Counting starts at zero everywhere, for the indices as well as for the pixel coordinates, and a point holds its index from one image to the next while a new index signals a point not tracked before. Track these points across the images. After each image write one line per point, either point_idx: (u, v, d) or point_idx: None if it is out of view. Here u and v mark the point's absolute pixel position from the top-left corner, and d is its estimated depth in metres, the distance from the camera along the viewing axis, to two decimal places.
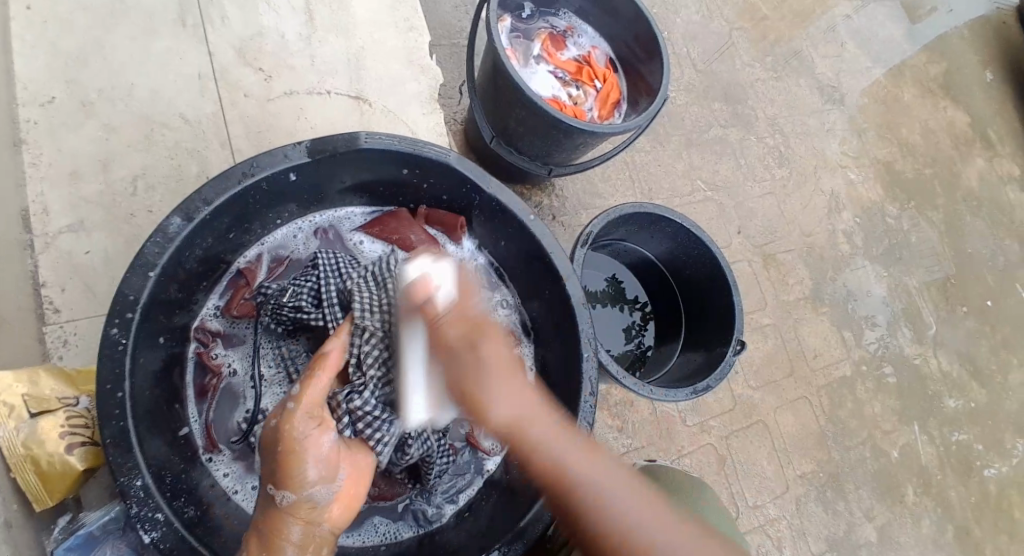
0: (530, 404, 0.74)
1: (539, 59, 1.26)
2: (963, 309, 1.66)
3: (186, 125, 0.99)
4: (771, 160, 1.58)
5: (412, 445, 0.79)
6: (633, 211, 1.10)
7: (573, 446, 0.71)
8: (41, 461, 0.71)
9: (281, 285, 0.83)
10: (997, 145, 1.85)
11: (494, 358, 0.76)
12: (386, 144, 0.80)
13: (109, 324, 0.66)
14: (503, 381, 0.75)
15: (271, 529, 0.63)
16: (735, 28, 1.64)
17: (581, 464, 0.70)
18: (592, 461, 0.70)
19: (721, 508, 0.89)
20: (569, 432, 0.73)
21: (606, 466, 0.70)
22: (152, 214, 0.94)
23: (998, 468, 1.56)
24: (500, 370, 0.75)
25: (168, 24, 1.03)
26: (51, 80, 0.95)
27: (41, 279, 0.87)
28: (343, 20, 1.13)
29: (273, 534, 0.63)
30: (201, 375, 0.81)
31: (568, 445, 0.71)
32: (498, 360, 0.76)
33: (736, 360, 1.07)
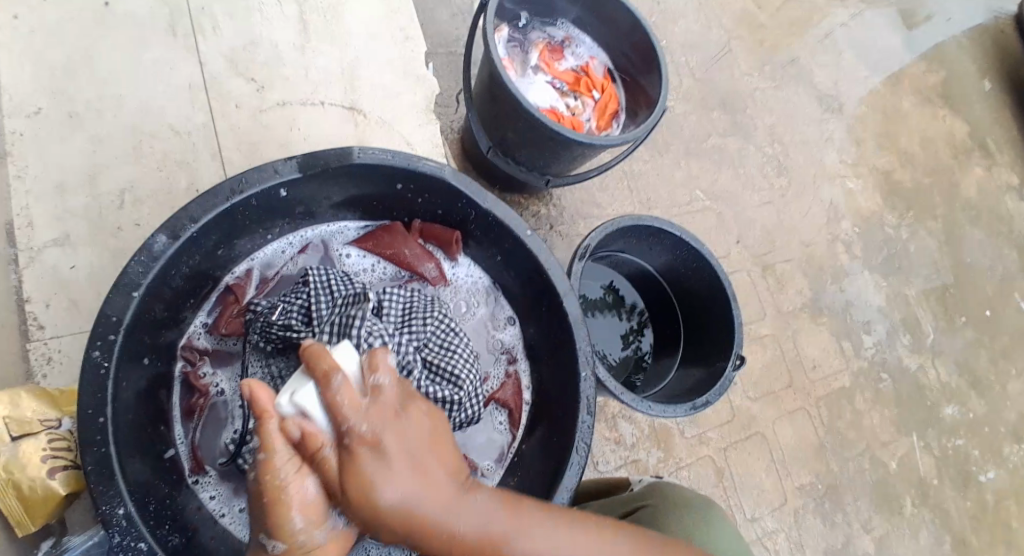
0: (447, 499, 0.58)
1: (536, 69, 1.24)
2: (962, 318, 1.65)
3: (176, 136, 0.97)
4: (770, 169, 1.57)
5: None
6: (632, 223, 1.09)
7: (511, 525, 0.59)
8: (22, 486, 0.69)
9: (271, 303, 0.81)
10: (995, 153, 1.84)
11: (393, 471, 0.56)
12: (379, 158, 0.78)
13: (91, 346, 0.64)
14: (408, 495, 0.57)
15: None
16: (733, 36, 1.63)
17: (521, 550, 0.59)
18: (532, 537, 0.59)
19: (731, 529, 0.86)
20: (503, 503, 0.60)
21: (549, 529, 0.60)
22: (140, 228, 0.92)
23: (996, 477, 1.55)
24: (402, 481, 0.57)
25: (158, 33, 1.01)
26: (37, 90, 0.93)
27: (26, 295, 0.85)
28: (337, 29, 1.11)
29: None
30: (188, 395, 0.79)
31: (505, 530, 0.59)
32: (400, 471, 0.57)
33: (735, 375, 1.06)
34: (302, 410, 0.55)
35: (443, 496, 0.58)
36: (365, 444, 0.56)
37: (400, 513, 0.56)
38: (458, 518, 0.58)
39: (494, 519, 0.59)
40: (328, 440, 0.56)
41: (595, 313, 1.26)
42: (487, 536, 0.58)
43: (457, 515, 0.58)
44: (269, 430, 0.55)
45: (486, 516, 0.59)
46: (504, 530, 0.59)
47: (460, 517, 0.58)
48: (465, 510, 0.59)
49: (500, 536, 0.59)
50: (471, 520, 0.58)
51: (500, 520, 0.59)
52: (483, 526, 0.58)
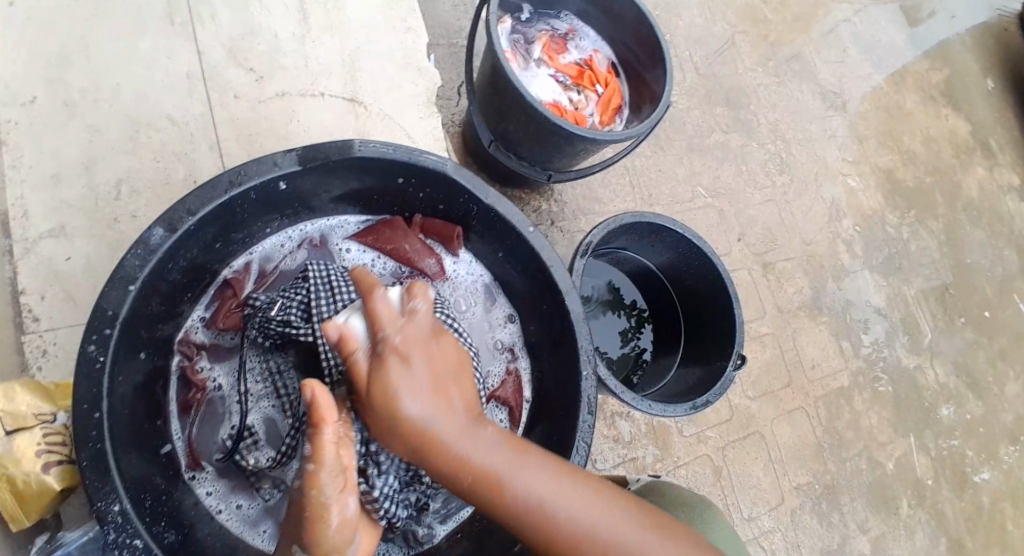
0: (461, 426, 0.60)
1: (540, 62, 1.22)
2: (961, 319, 1.65)
3: (174, 127, 0.96)
4: (772, 167, 1.56)
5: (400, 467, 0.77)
6: (634, 220, 1.08)
7: (518, 465, 0.60)
8: (16, 481, 0.68)
9: (270, 298, 0.80)
10: (998, 154, 1.83)
11: (417, 386, 0.59)
12: (381, 152, 0.77)
13: (87, 340, 0.63)
14: (426, 413, 0.59)
15: None
16: (737, 31, 1.61)
17: (524, 490, 0.59)
18: (537, 480, 0.60)
19: (730, 528, 0.85)
20: (514, 444, 0.61)
21: (555, 479, 0.60)
22: (137, 219, 0.91)
23: (990, 478, 1.55)
24: (422, 396, 0.59)
25: (157, 20, 0.99)
26: (33, 79, 0.92)
27: (20, 287, 0.84)
28: (338, 19, 1.10)
29: None
30: (185, 390, 0.78)
31: (510, 465, 0.60)
32: (423, 387, 0.60)
33: (736, 374, 1.05)
34: (348, 321, 0.61)
35: (459, 422, 0.60)
36: (396, 358, 0.59)
37: (416, 428, 0.59)
38: (468, 447, 0.59)
39: (503, 456, 0.60)
40: (361, 345, 0.60)
41: (595, 311, 1.25)
42: (493, 468, 0.59)
43: (467, 445, 0.60)
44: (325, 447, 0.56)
45: (495, 453, 0.60)
46: (509, 468, 0.59)
47: (470, 446, 0.60)
48: (476, 442, 0.60)
49: (505, 472, 0.59)
50: (479, 452, 0.60)
51: (508, 459, 0.60)
52: (489, 461, 0.59)
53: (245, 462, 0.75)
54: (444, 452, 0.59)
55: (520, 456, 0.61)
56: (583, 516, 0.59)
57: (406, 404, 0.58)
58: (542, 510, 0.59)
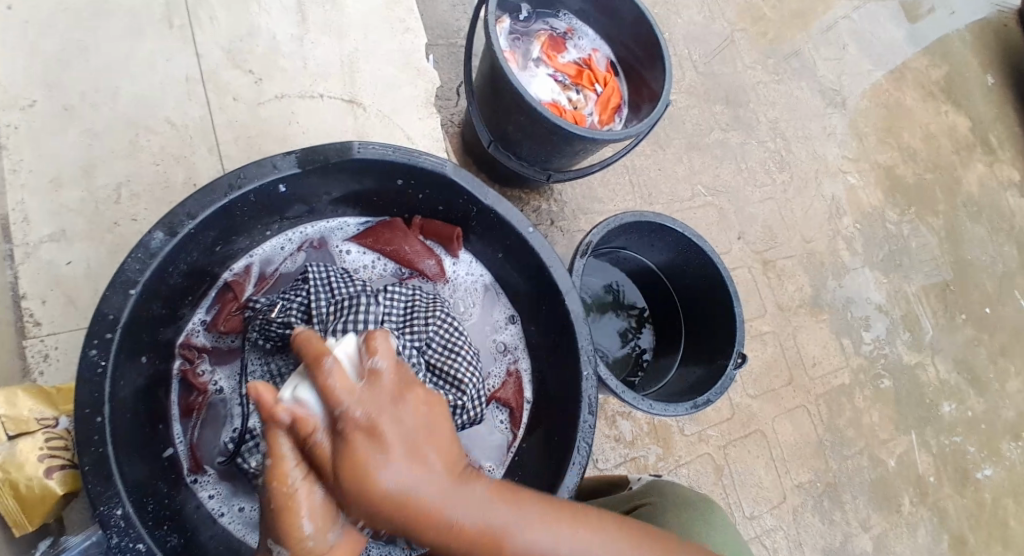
0: (446, 491, 0.51)
1: (538, 62, 1.22)
2: (962, 316, 1.65)
3: (174, 130, 0.96)
4: (772, 165, 1.56)
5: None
6: (633, 219, 1.08)
7: (518, 520, 0.52)
8: (19, 485, 0.68)
9: (270, 301, 0.80)
10: (998, 149, 1.83)
11: (390, 457, 0.50)
12: (379, 154, 0.77)
13: (88, 345, 0.63)
14: (407, 484, 0.50)
15: None
16: (736, 29, 1.61)
17: (532, 551, 0.52)
18: (541, 537, 0.52)
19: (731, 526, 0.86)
20: (506, 496, 0.53)
21: (559, 530, 0.53)
22: (137, 223, 0.91)
23: (992, 474, 1.55)
24: (401, 467, 0.50)
25: (155, 23, 0.99)
26: (33, 83, 0.92)
27: (21, 291, 0.84)
28: (337, 20, 1.10)
29: None
30: (187, 393, 0.79)
31: (511, 529, 0.52)
32: (399, 455, 0.50)
33: (737, 373, 1.05)
34: (296, 394, 0.50)
35: (446, 485, 0.51)
36: (361, 429, 0.50)
37: (401, 504, 0.50)
38: (461, 514, 0.51)
39: (501, 515, 0.52)
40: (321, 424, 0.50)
41: (595, 311, 1.24)
42: (493, 535, 0.51)
43: (458, 510, 0.51)
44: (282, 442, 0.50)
45: (491, 510, 0.52)
46: (509, 531, 0.51)
47: (463, 512, 0.51)
48: (467, 503, 0.51)
49: (506, 536, 0.51)
50: (476, 515, 0.51)
51: (505, 516, 0.52)
52: (488, 528, 0.51)
53: (246, 466, 0.75)
54: (435, 530, 0.50)
55: (517, 515, 0.52)
56: None
57: (383, 484, 0.49)
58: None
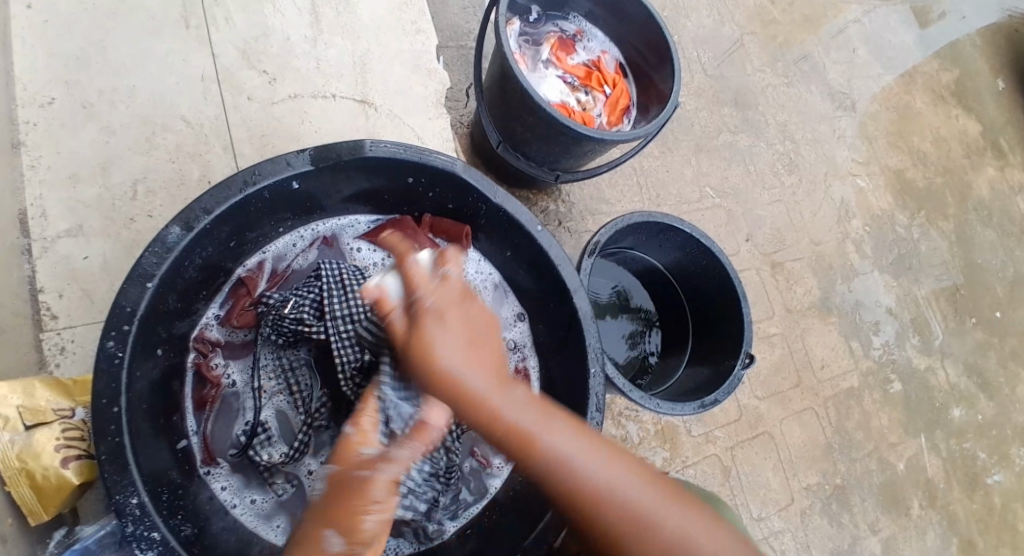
0: (492, 380, 0.65)
1: (548, 64, 1.23)
2: (972, 320, 1.64)
3: (189, 129, 0.97)
4: (780, 167, 1.56)
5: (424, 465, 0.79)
6: (642, 220, 1.08)
7: (543, 422, 0.63)
8: (35, 474, 0.69)
9: (283, 296, 0.81)
10: (1009, 153, 1.82)
11: (452, 340, 0.65)
12: (391, 152, 0.78)
13: (106, 336, 0.65)
14: (459, 361, 0.65)
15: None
16: (745, 32, 1.62)
17: (546, 443, 0.61)
18: (560, 436, 0.62)
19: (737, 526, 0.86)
20: (543, 407, 0.65)
21: (577, 438, 0.62)
22: (153, 219, 0.92)
23: (1002, 479, 1.54)
24: (455, 346, 0.65)
25: (171, 24, 1.01)
26: (51, 81, 0.94)
27: (38, 285, 0.86)
28: (349, 22, 1.11)
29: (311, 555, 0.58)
30: (200, 386, 0.80)
31: (538, 423, 0.62)
32: (455, 338, 0.66)
33: (745, 373, 1.05)
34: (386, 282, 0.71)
35: (491, 378, 0.64)
36: (436, 315, 0.66)
37: (449, 376, 0.64)
38: (498, 400, 0.63)
39: (529, 411, 0.63)
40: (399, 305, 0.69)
41: (603, 314, 1.25)
42: (519, 420, 0.62)
43: (497, 396, 0.64)
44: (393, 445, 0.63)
45: (523, 406, 0.64)
46: (532, 422, 0.62)
47: (500, 399, 0.63)
48: (505, 395, 0.64)
49: (530, 424, 0.62)
50: (509, 406, 0.63)
51: (534, 415, 0.63)
52: (517, 413, 0.63)
53: (258, 457, 0.77)
54: (472, 401, 0.63)
55: (547, 413, 0.64)
56: (601, 472, 0.61)
57: (439, 353, 0.64)
58: (564, 464, 0.61)
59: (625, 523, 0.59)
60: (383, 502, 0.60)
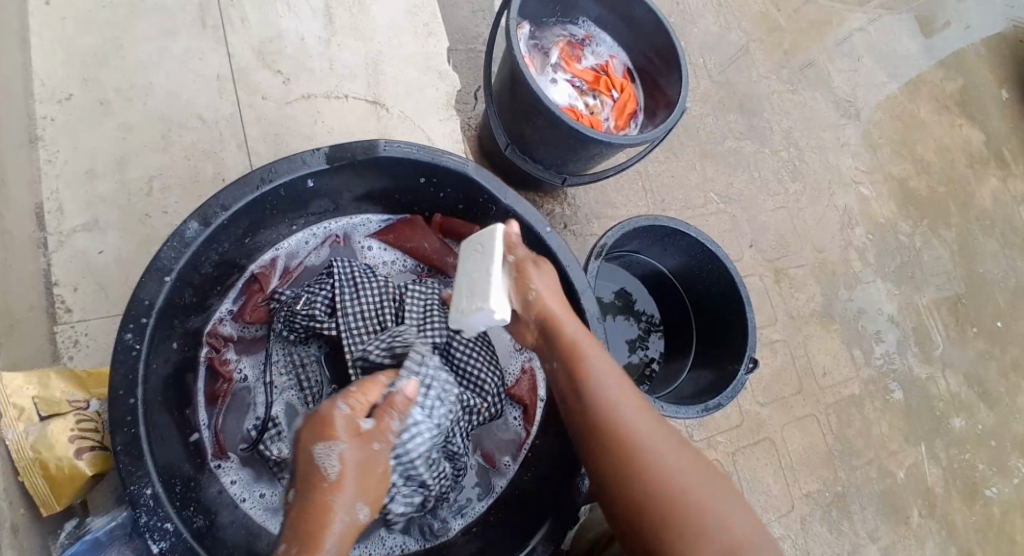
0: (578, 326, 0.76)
1: (556, 67, 1.24)
2: (973, 329, 1.65)
3: (203, 127, 0.99)
4: (785, 174, 1.57)
5: (420, 472, 0.76)
6: (648, 224, 1.09)
7: (606, 367, 0.73)
8: (49, 465, 0.70)
9: (296, 293, 0.83)
10: (1011, 164, 1.83)
11: (554, 289, 0.77)
12: (404, 153, 0.79)
13: (124, 329, 0.66)
14: (552, 303, 0.75)
15: (323, 522, 0.58)
16: (752, 39, 1.63)
17: (602, 382, 0.71)
18: (617, 382, 0.71)
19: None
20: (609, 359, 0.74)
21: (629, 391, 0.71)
22: (168, 216, 0.93)
23: (1001, 491, 1.55)
24: (553, 288, 0.77)
25: (187, 22, 1.02)
26: (69, 77, 0.95)
27: (53, 279, 0.87)
28: (362, 23, 1.12)
29: (327, 522, 0.59)
30: (213, 380, 0.81)
31: (602, 367, 0.72)
32: (554, 284, 0.77)
33: (748, 378, 1.06)
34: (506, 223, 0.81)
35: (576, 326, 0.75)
36: (547, 268, 0.79)
37: (544, 310, 0.75)
38: (578, 340, 0.74)
39: (599, 359, 0.73)
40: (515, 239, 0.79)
41: (607, 317, 1.25)
42: (586, 362, 0.72)
43: (576, 336, 0.74)
44: (387, 422, 0.66)
45: (594, 354, 0.73)
46: (597, 364, 0.72)
47: (578, 342, 0.74)
48: (585, 341, 0.74)
49: (596, 364, 0.72)
50: (584, 343, 0.74)
51: (602, 361, 0.73)
52: (587, 350, 0.73)
53: (268, 451, 0.77)
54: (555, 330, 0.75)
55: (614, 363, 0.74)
56: (637, 419, 0.69)
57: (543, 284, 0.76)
58: (609, 400, 0.70)
59: (642, 461, 0.66)
60: (381, 476, 0.64)
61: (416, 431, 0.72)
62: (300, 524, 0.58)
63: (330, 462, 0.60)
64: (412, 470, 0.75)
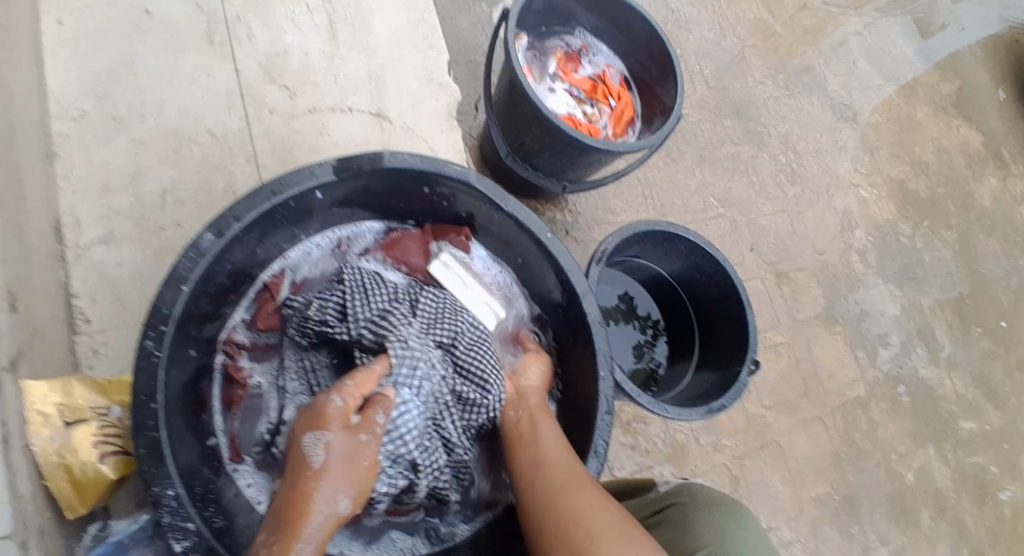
0: (540, 404, 0.85)
1: (555, 77, 1.27)
2: (977, 329, 1.66)
3: (215, 141, 1.01)
4: (784, 178, 1.59)
5: (406, 450, 0.78)
6: (647, 229, 1.11)
7: (545, 432, 0.80)
8: (74, 469, 0.73)
9: (306, 300, 0.85)
10: (1011, 164, 1.85)
11: (536, 374, 0.89)
12: (410, 163, 0.81)
13: (145, 335, 0.68)
14: (526, 383, 0.87)
15: (302, 510, 0.63)
16: (747, 46, 1.66)
17: (539, 448, 0.78)
18: (552, 449, 0.78)
19: (762, 538, 0.84)
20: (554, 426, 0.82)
21: (562, 456, 0.77)
22: (182, 228, 0.96)
23: (1015, 495, 1.55)
24: (531, 370, 0.89)
25: (197, 41, 1.06)
26: (85, 96, 0.98)
27: (71, 290, 0.89)
28: (365, 38, 1.15)
29: (305, 511, 0.63)
30: (226, 387, 0.82)
31: (542, 432, 0.80)
32: (531, 366, 0.89)
33: (750, 379, 1.08)
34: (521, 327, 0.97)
35: (538, 403, 0.85)
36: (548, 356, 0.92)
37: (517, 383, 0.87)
38: (536, 415, 0.83)
39: (548, 432, 0.80)
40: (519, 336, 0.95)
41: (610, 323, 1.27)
42: (529, 427, 0.81)
43: (534, 406, 0.84)
44: (374, 421, 0.73)
45: (544, 428, 0.81)
46: (540, 429, 0.81)
47: (536, 416, 0.83)
48: (542, 417, 0.83)
49: (539, 434, 0.80)
50: (536, 413, 0.83)
51: (549, 433, 0.80)
52: (537, 418, 0.82)
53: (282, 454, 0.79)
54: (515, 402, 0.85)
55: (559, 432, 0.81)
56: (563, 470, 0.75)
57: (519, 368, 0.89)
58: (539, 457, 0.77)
59: (558, 508, 0.70)
60: (365, 472, 0.69)
61: (404, 409, 0.78)
62: (280, 511, 0.63)
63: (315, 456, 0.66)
64: (400, 446, 0.78)
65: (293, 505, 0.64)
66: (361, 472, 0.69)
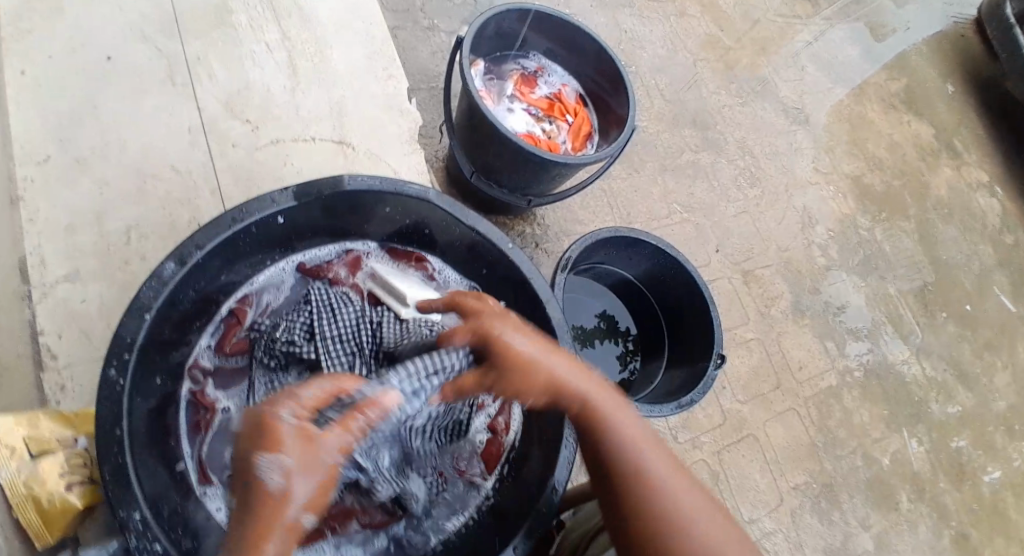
0: (576, 370, 0.73)
1: (513, 98, 1.31)
2: (942, 314, 1.70)
3: (177, 174, 1.04)
4: (743, 181, 1.64)
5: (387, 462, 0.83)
6: (609, 235, 1.15)
7: (616, 416, 0.71)
8: (42, 500, 0.74)
9: (273, 323, 0.87)
10: (963, 154, 1.91)
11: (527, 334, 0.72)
12: (368, 184, 0.84)
13: (107, 365, 0.69)
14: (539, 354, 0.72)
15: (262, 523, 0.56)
16: (699, 58, 1.72)
17: (624, 433, 0.70)
18: (643, 438, 0.70)
19: None
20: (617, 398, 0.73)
21: (652, 438, 0.71)
22: (147, 260, 0.98)
23: (998, 476, 1.59)
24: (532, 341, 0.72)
25: (158, 81, 1.09)
26: (47, 139, 1.00)
27: (38, 327, 0.91)
28: (324, 70, 1.19)
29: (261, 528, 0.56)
30: (195, 412, 0.84)
31: (616, 419, 0.71)
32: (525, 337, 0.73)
33: (718, 373, 1.11)
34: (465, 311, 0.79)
35: (569, 366, 0.73)
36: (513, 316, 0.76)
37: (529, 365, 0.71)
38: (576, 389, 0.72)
39: (608, 405, 0.72)
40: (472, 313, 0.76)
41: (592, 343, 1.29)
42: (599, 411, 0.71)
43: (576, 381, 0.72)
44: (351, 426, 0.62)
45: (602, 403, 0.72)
46: (617, 419, 0.71)
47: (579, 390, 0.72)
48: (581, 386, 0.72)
49: (616, 417, 0.71)
50: (591, 392, 0.72)
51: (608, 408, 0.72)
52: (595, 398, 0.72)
53: None
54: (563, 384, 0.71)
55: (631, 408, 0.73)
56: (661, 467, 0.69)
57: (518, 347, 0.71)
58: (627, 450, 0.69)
59: (670, 514, 0.66)
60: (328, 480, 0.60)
61: None
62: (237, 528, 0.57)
63: (273, 474, 0.57)
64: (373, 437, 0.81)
65: (251, 523, 0.56)
66: (322, 479, 0.59)
